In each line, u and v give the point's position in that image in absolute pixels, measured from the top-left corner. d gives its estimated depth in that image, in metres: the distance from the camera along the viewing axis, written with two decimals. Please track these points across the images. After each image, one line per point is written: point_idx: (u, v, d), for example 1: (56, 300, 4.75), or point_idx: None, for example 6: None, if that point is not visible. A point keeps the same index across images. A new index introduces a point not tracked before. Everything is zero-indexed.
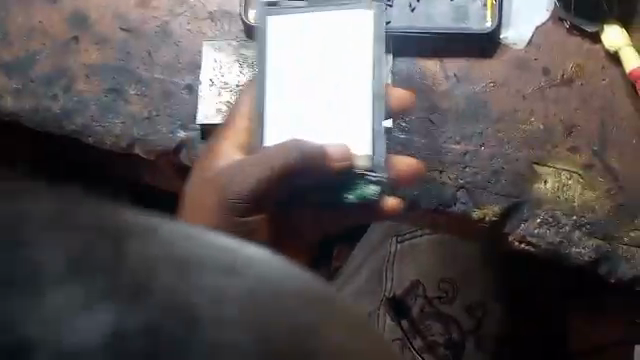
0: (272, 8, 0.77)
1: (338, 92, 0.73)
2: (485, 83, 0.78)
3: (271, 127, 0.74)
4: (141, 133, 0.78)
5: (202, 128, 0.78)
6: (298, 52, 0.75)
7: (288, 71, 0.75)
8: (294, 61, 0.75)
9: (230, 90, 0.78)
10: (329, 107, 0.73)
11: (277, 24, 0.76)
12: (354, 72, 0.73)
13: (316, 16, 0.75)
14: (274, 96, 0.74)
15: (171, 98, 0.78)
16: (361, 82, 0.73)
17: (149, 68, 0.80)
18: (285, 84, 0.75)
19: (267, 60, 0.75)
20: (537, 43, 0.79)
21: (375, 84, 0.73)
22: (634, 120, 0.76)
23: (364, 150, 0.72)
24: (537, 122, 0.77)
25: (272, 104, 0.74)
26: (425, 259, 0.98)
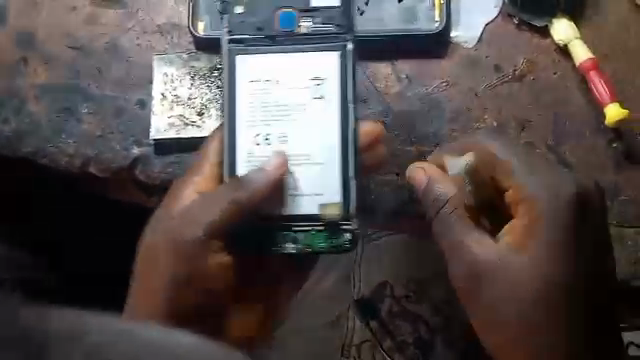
0: (235, 41, 0.74)
1: (304, 144, 0.73)
2: (437, 83, 0.78)
3: (242, 166, 0.74)
4: (95, 152, 0.77)
5: (156, 142, 0.77)
6: (262, 99, 0.73)
7: (308, 110, 0.73)
8: (263, 105, 0.73)
9: (182, 104, 0.78)
10: (301, 156, 0.73)
11: (255, 65, 0.74)
12: (321, 115, 0.73)
13: (292, 59, 0.74)
14: (247, 137, 0.73)
15: (124, 115, 0.78)
16: (333, 133, 0.72)
17: (100, 85, 0.79)
18: (251, 129, 0.73)
19: (235, 108, 0.73)
20: (487, 40, 0.79)
21: (350, 131, 0.72)
22: (586, 113, 0.76)
23: (336, 200, 0.72)
24: (491, 119, 0.77)
25: (246, 153, 0.73)
26: (393, 259, 0.84)
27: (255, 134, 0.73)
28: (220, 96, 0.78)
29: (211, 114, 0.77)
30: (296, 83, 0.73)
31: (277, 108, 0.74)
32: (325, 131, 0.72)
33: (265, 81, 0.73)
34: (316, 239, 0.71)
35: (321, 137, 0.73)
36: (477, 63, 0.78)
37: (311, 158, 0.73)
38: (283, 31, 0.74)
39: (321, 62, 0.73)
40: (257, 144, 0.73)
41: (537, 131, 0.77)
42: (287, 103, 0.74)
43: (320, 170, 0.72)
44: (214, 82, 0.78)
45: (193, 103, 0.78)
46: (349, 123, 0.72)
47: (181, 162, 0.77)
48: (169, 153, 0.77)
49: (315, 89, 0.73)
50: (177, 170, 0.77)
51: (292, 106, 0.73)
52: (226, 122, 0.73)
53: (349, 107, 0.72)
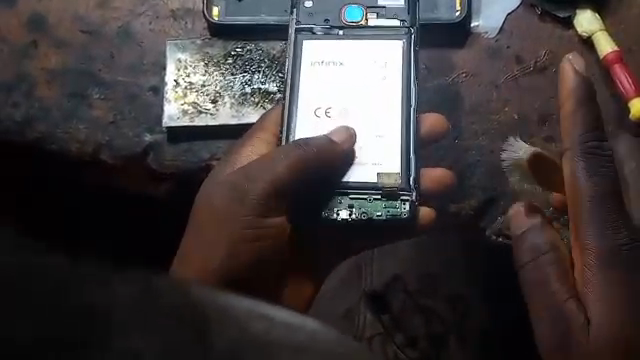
0: (304, 29, 0.71)
1: (366, 118, 0.69)
2: (456, 74, 0.77)
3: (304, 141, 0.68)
4: (106, 138, 0.76)
5: (168, 129, 0.75)
6: (324, 78, 0.70)
7: (373, 93, 0.69)
8: (327, 85, 0.70)
9: (195, 91, 0.76)
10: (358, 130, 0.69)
11: (320, 48, 0.70)
12: (384, 96, 0.69)
13: (352, 44, 0.70)
14: (305, 111, 0.69)
15: (136, 101, 0.76)
16: (396, 102, 0.68)
17: (111, 70, 0.78)
18: (315, 102, 0.69)
19: (298, 86, 0.70)
20: (508, 30, 0.78)
21: (412, 110, 0.67)
22: (610, 105, 0.75)
23: (395, 170, 0.66)
24: (511, 112, 0.75)
25: (307, 123, 0.69)
26: None
27: (316, 107, 0.69)
28: (234, 84, 0.76)
29: (225, 102, 0.75)
30: (358, 64, 0.70)
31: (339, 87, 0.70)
32: (387, 109, 0.68)
33: (331, 63, 0.70)
34: (372, 208, 0.65)
35: (383, 116, 0.68)
36: (496, 53, 0.77)
37: (373, 132, 0.68)
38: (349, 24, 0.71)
39: (383, 45, 0.70)
40: (319, 117, 0.69)
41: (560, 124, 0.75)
42: (351, 83, 0.70)
43: (381, 143, 0.67)
44: (228, 70, 0.76)
45: (207, 90, 0.76)
46: (409, 108, 0.67)
47: (193, 150, 0.75)
48: (181, 141, 0.75)
49: (379, 70, 0.69)
50: (189, 158, 0.75)
51: (354, 86, 0.70)
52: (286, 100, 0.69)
53: (413, 86, 0.68)
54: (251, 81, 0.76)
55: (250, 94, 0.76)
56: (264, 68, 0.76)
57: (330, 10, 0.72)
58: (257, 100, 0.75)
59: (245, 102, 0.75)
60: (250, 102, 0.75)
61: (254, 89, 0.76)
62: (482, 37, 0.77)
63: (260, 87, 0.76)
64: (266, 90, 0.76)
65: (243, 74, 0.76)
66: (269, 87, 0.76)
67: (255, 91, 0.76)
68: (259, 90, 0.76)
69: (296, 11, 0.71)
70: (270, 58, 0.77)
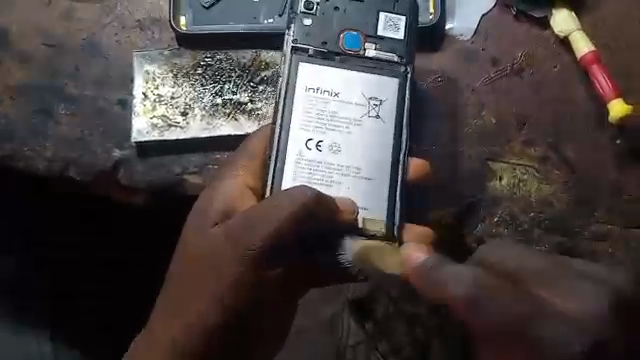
0: (300, 49, 0.66)
1: (358, 156, 0.63)
2: (432, 79, 0.75)
3: (289, 173, 0.62)
4: (75, 155, 0.74)
5: (138, 144, 0.73)
6: (317, 105, 0.64)
7: (364, 129, 0.64)
8: (318, 116, 0.64)
9: (164, 103, 0.74)
10: (347, 168, 0.63)
11: (311, 73, 0.65)
12: (376, 135, 0.64)
13: (346, 74, 0.65)
14: (296, 138, 0.63)
15: (104, 116, 0.74)
16: (389, 146, 0.64)
17: (77, 84, 0.75)
18: (305, 132, 0.63)
19: (290, 112, 0.64)
20: (483, 32, 0.76)
21: (401, 155, 0.64)
22: (590, 106, 0.73)
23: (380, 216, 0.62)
24: (489, 116, 0.74)
25: (295, 153, 0.63)
26: None
27: (307, 139, 0.63)
28: (204, 95, 0.74)
29: (195, 114, 0.73)
30: (350, 98, 0.65)
31: (332, 119, 0.64)
32: (381, 152, 0.64)
33: (326, 92, 0.65)
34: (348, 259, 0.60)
35: (374, 156, 0.64)
36: (472, 56, 0.75)
37: (362, 173, 0.63)
38: (348, 50, 0.67)
39: (379, 81, 0.65)
40: (308, 148, 0.63)
41: (538, 127, 0.73)
42: (345, 116, 0.64)
43: (371, 186, 0.63)
44: (197, 80, 0.75)
45: (176, 102, 0.74)
46: (398, 152, 0.64)
47: (165, 165, 0.73)
48: (151, 155, 0.73)
49: (372, 107, 0.65)
50: (161, 173, 0.73)
51: (346, 119, 0.64)
52: (277, 125, 0.63)
53: (404, 135, 0.65)
54: (222, 92, 0.74)
55: (221, 105, 0.74)
56: (235, 77, 0.75)
57: (328, 34, 0.67)
58: (229, 111, 0.74)
59: (216, 113, 0.73)
60: (222, 114, 0.73)
61: (225, 100, 0.74)
62: (457, 40, 0.76)
63: (230, 97, 0.74)
64: (237, 100, 0.74)
65: (213, 84, 0.74)
66: (241, 97, 0.74)
67: (226, 102, 0.74)
68: (230, 100, 0.74)
69: (293, 27, 0.67)
70: (241, 67, 0.75)
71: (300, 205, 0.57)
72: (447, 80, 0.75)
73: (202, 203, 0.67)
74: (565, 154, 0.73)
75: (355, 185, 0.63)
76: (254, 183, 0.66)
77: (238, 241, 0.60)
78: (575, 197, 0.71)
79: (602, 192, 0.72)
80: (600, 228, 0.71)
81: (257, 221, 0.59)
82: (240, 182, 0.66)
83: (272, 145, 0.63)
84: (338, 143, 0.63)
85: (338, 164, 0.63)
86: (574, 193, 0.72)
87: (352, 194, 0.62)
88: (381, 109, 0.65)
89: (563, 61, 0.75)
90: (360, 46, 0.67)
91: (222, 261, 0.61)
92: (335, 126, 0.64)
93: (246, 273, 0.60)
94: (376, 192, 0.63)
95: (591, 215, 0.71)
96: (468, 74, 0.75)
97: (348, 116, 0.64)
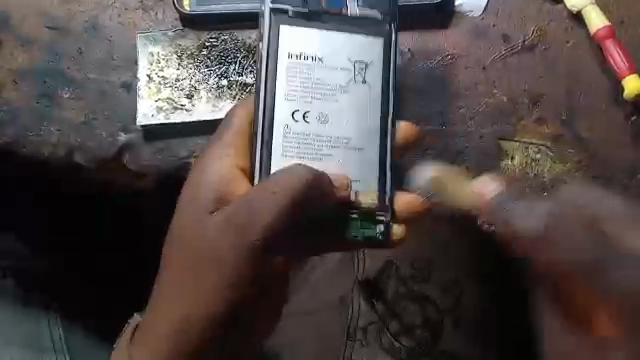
0: (278, 9, 0.62)
1: (345, 125, 0.62)
2: (442, 56, 0.73)
3: (278, 149, 0.61)
4: (80, 140, 0.72)
5: (143, 128, 0.72)
6: (302, 73, 0.62)
7: (350, 95, 0.62)
8: (303, 84, 0.62)
9: (169, 85, 0.73)
10: (337, 139, 0.62)
11: (290, 35, 0.62)
12: (361, 101, 0.63)
13: (331, 36, 0.63)
14: (282, 112, 0.62)
15: (108, 99, 0.73)
16: (375, 114, 0.63)
17: (80, 68, 0.74)
18: (291, 103, 0.62)
19: (273, 83, 0.62)
20: (494, 7, 0.74)
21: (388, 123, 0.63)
22: (604, 83, 0.72)
23: (374, 189, 0.62)
24: (500, 94, 0.72)
25: (282, 127, 0.61)
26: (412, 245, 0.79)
27: (294, 110, 0.62)
28: (210, 77, 0.73)
29: (201, 97, 0.72)
30: (336, 61, 0.62)
31: (316, 86, 0.62)
32: (369, 119, 0.63)
33: (309, 58, 0.62)
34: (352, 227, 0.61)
35: (360, 124, 0.63)
36: (483, 32, 0.74)
37: (353, 143, 0.62)
38: (331, 8, 0.63)
39: (360, 43, 0.63)
40: (295, 120, 0.61)
41: (551, 104, 0.72)
42: (330, 83, 0.62)
43: (358, 157, 0.62)
44: (202, 62, 0.74)
45: (181, 84, 0.73)
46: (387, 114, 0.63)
47: (171, 148, 0.72)
48: (157, 138, 0.72)
49: (358, 72, 0.63)
50: (168, 157, 0.72)
51: (332, 84, 0.62)
52: (259, 95, 0.61)
53: (391, 94, 0.64)
54: (227, 73, 0.73)
55: (227, 87, 0.73)
56: (241, 58, 0.74)
57: None
58: (235, 93, 0.73)
59: (222, 95, 0.72)
60: (228, 95, 0.72)
61: (231, 82, 0.73)
62: (468, 16, 0.74)
63: (236, 79, 0.73)
64: (243, 82, 0.73)
65: (218, 66, 0.73)
66: (246, 78, 0.73)
67: (232, 84, 0.73)
68: (236, 82, 0.73)
69: None
70: (247, 48, 0.74)
71: (297, 188, 0.56)
72: (457, 58, 0.73)
73: (189, 189, 0.64)
74: (578, 132, 0.71)
75: (346, 161, 0.62)
76: (244, 164, 0.64)
77: (239, 228, 0.58)
78: (589, 176, 0.70)
79: (616, 171, 0.70)
80: None
81: (257, 206, 0.57)
82: (232, 163, 0.64)
83: (258, 123, 0.61)
84: (326, 113, 0.62)
85: (328, 137, 0.62)
86: (588, 172, 0.70)
87: (344, 168, 0.62)
88: (366, 73, 0.63)
89: (575, 37, 0.73)
90: (343, 4, 0.63)
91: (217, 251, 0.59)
92: (323, 95, 0.62)
93: (244, 262, 0.58)
94: (364, 164, 0.62)
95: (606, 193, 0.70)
96: (478, 51, 0.73)
97: (333, 81, 0.62)
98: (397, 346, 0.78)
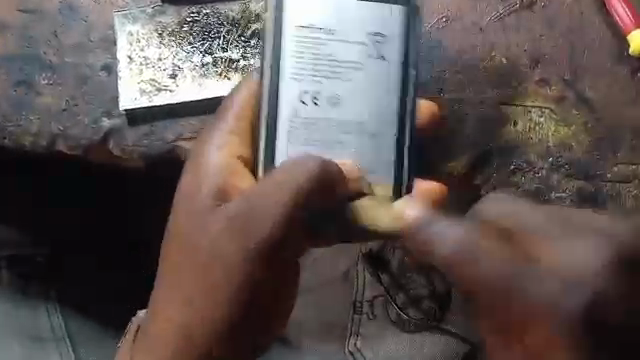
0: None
1: (359, 106, 0.62)
2: (437, 20, 0.69)
3: (283, 136, 0.61)
4: (61, 127, 0.69)
5: (127, 112, 0.69)
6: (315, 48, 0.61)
7: (365, 74, 0.62)
8: (311, 63, 0.61)
9: (151, 66, 0.69)
10: (346, 124, 0.62)
11: (301, 10, 0.61)
12: (378, 81, 0.62)
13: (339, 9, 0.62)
14: (290, 94, 0.61)
15: (88, 83, 0.70)
16: (392, 94, 0.62)
17: (57, 52, 0.71)
18: (300, 85, 0.61)
19: (282, 62, 0.61)
20: None
21: (410, 102, 0.62)
22: (608, 40, 0.69)
23: (387, 177, 0.61)
24: (499, 56, 0.69)
25: (290, 113, 0.61)
26: None
27: (303, 92, 0.61)
28: (193, 54, 0.70)
29: (185, 76, 0.69)
30: (350, 37, 0.62)
31: (331, 65, 0.62)
32: (387, 99, 0.62)
33: (319, 33, 0.61)
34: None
35: (376, 105, 0.62)
36: None
37: (366, 127, 0.62)
38: None
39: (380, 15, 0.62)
40: (303, 102, 0.61)
41: (553, 64, 0.68)
42: (342, 60, 0.62)
43: (370, 142, 0.61)
44: (184, 39, 0.70)
45: (163, 64, 0.69)
46: (404, 96, 0.62)
47: (158, 132, 0.69)
48: (142, 122, 0.69)
49: (373, 47, 0.62)
50: (155, 141, 0.69)
51: (345, 64, 0.62)
52: (265, 78, 0.61)
53: (410, 73, 0.62)
54: (211, 49, 0.70)
55: (212, 64, 0.69)
56: (225, 33, 0.70)
57: None
58: (220, 70, 0.69)
59: (208, 73, 0.69)
60: (213, 73, 0.69)
61: (216, 58, 0.70)
62: None
63: (221, 55, 0.70)
64: (228, 57, 0.70)
65: (201, 42, 0.70)
66: (232, 54, 0.70)
67: (217, 60, 0.69)
68: (221, 58, 0.70)
69: None
70: (230, 22, 0.71)
71: (305, 181, 0.55)
72: (452, 20, 0.69)
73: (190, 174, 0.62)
74: (582, 91, 0.68)
75: (357, 147, 0.61)
76: (244, 155, 0.62)
77: (239, 231, 0.58)
78: (595, 138, 0.67)
79: (624, 130, 0.67)
80: (623, 169, 0.67)
81: (258, 203, 0.57)
82: (233, 152, 0.62)
83: (267, 107, 0.61)
84: (334, 95, 0.61)
85: (339, 122, 0.62)
86: (595, 133, 0.67)
87: (356, 152, 0.61)
88: (384, 50, 0.62)
89: None
90: None
91: (217, 252, 0.59)
92: (333, 74, 0.62)
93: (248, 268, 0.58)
94: (380, 150, 0.61)
95: (614, 155, 0.67)
96: (474, 12, 0.70)
97: (347, 59, 0.62)
98: (404, 318, 0.81)
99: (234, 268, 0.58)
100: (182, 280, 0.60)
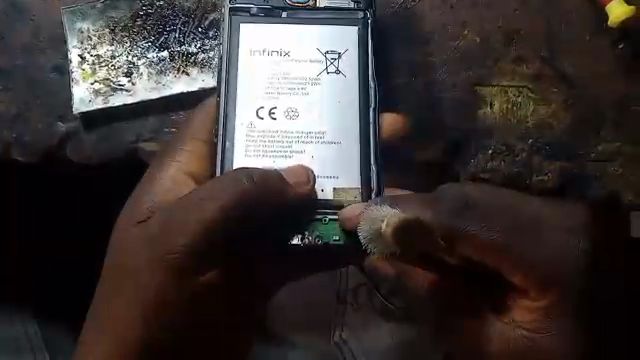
0: (241, 9, 0.62)
1: (325, 119, 0.60)
2: None
3: (241, 147, 0.60)
4: (15, 134, 0.65)
5: (82, 115, 0.65)
6: (266, 71, 0.61)
7: (324, 88, 0.61)
8: (269, 81, 0.61)
9: (105, 65, 0.66)
10: (307, 134, 0.60)
11: (256, 34, 0.62)
12: (339, 93, 0.61)
13: (292, 30, 0.62)
14: (246, 109, 0.60)
15: (40, 86, 0.66)
16: (353, 103, 0.61)
17: (4, 54, 0.66)
18: (257, 100, 0.61)
19: (236, 83, 0.61)
20: None
21: (371, 111, 0.60)
22: (585, 11, 0.66)
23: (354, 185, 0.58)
24: (472, 34, 0.65)
25: (245, 126, 0.60)
26: None
27: (259, 107, 0.60)
28: (148, 50, 0.66)
29: (141, 73, 0.65)
30: (304, 56, 0.62)
31: (285, 81, 0.61)
32: (349, 110, 0.60)
33: (275, 53, 0.62)
34: (328, 229, 0.56)
35: (338, 115, 0.60)
36: None
37: (326, 137, 0.60)
38: (297, 3, 0.62)
39: (337, 32, 0.62)
40: (260, 118, 0.60)
41: (528, 39, 0.65)
42: (299, 76, 0.61)
43: (335, 151, 0.60)
44: (138, 34, 0.67)
45: (117, 62, 0.66)
46: (367, 107, 0.60)
47: (116, 134, 0.65)
48: (100, 125, 0.65)
49: (331, 62, 0.61)
50: (113, 144, 0.64)
51: (301, 80, 0.61)
52: (222, 97, 0.60)
53: (371, 91, 0.61)
54: (167, 43, 0.66)
55: (168, 59, 0.66)
56: (181, 25, 0.67)
57: None
58: (177, 65, 0.66)
59: (164, 69, 0.65)
60: (170, 69, 0.65)
61: (172, 52, 0.66)
62: None
63: (178, 49, 0.66)
64: (185, 51, 0.66)
65: (156, 36, 0.66)
66: (189, 47, 0.66)
67: (173, 55, 0.66)
68: (178, 52, 0.66)
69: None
70: (186, 13, 0.67)
71: (241, 193, 0.53)
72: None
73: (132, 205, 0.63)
74: (561, 66, 0.64)
75: (319, 157, 0.60)
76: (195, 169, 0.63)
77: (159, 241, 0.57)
78: (577, 116, 0.63)
79: (606, 105, 0.64)
80: (608, 147, 0.63)
81: (184, 218, 0.55)
82: (179, 171, 0.62)
83: (218, 121, 0.60)
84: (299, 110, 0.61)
85: (297, 134, 0.60)
86: (577, 110, 0.63)
87: (318, 163, 0.59)
88: (343, 64, 0.61)
89: None
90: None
91: (142, 266, 0.58)
92: (293, 91, 0.61)
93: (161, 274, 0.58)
94: (343, 158, 0.59)
95: (597, 132, 0.63)
96: None
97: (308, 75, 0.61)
98: (390, 309, 0.81)
99: (153, 275, 0.58)
100: (116, 293, 0.60)
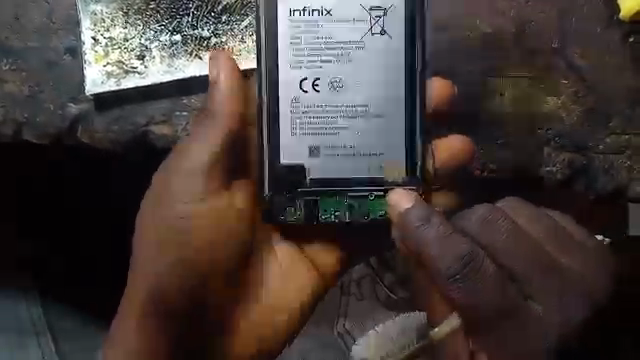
0: None
1: (369, 85, 0.59)
2: None
3: (287, 127, 0.58)
4: (27, 115, 0.66)
5: (95, 97, 0.66)
6: (308, 40, 0.58)
7: (368, 49, 0.59)
8: (311, 46, 0.58)
9: (118, 48, 0.65)
10: (352, 107, 0.59)
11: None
12: (383, 60, 0.59)
13: None
14: (288, 84, 0.58)
15: (53, 67, 0.66)
16: (399, 69, 0.59)
17: (17, 34, 0.66)
18: (296, 71, 0.58)
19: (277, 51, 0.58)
20: None
21: (415, 79, 0.59)
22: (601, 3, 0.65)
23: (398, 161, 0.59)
24: (485, 24, 0.65)
25: (289, 100, 0.58)
26: None
27: (301, 80, 0.58)
28: (161, 33, 0.66)
29: (154, 57, 0.65)
30: (349, 14, 0.58)
31: (327, 46, 0.58)
32: (392, 75, 0.59)
33: (316, 13, 0.58)
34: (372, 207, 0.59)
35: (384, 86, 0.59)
36: None
37: (370, 109, 0.59)
38: None
39: None
40: (303, 91, 0.58)
41: (542, 31, 0.65)
42: (342, 40, 0.58)
43: (380, 124, 0.59)
44: (152, 16, 0.66)
45: (130, 45, 0.65)
46: (412, 75, 0.59)
47: (127, 116, 0.66)
48: (112, 107, 0.66)
49: (375, 23, 0.58)
50: (124, 126, 0.66)
51: (344, 43, 0.58)
52: (261, 67, 0.58)
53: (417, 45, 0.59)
54: (181, 27, 0.66)
55: (181, 43, 0.66)
56: (194, 9, 0.66)
57: None
58: (190, 49, 0.66)
59: (177, 53, 0.66)
60: (183, 53, 0.66)
61: (186, 37, 0.66)
62: None
63: (191, 33, 0.66)
64: (199, 35, 0.66)
65: (170, 19, 0.66)
66: (203, 31, 0.66)
67: (186, 39, 0.66)
68: (191, 36, 0.66)
69: None
70: None
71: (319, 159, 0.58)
72: None
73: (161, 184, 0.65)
74: (572, 59, 0.65)
75: (365, 134, 0.59)
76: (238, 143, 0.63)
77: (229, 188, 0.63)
78: (586, 110, 0.64)
79: (615, 98, 0.64)
80: (614, 142, 0.64)
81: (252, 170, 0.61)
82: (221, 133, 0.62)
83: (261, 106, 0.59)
84: (341, 75, 0.58)
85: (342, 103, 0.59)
86: (586, 104, 0.64)
87: (363, 139, 0.59)
88: (388, 24, 0.59)
89: None
90: None
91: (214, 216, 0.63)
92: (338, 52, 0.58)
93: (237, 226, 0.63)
94: (389, 134, 0.59)
95: (605, 127, 0.64)
96: None
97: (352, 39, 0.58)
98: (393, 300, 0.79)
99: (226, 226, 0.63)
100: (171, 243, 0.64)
